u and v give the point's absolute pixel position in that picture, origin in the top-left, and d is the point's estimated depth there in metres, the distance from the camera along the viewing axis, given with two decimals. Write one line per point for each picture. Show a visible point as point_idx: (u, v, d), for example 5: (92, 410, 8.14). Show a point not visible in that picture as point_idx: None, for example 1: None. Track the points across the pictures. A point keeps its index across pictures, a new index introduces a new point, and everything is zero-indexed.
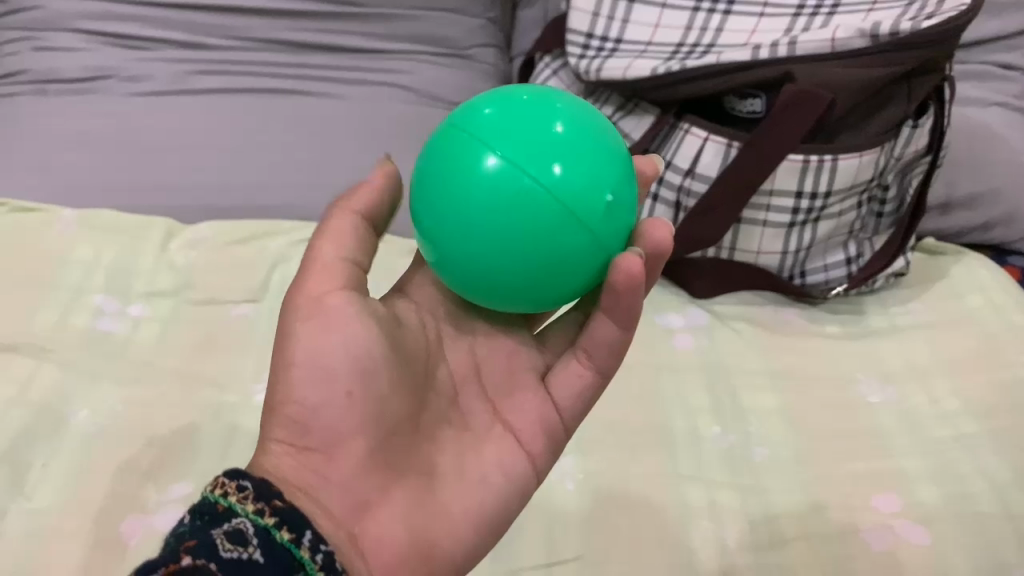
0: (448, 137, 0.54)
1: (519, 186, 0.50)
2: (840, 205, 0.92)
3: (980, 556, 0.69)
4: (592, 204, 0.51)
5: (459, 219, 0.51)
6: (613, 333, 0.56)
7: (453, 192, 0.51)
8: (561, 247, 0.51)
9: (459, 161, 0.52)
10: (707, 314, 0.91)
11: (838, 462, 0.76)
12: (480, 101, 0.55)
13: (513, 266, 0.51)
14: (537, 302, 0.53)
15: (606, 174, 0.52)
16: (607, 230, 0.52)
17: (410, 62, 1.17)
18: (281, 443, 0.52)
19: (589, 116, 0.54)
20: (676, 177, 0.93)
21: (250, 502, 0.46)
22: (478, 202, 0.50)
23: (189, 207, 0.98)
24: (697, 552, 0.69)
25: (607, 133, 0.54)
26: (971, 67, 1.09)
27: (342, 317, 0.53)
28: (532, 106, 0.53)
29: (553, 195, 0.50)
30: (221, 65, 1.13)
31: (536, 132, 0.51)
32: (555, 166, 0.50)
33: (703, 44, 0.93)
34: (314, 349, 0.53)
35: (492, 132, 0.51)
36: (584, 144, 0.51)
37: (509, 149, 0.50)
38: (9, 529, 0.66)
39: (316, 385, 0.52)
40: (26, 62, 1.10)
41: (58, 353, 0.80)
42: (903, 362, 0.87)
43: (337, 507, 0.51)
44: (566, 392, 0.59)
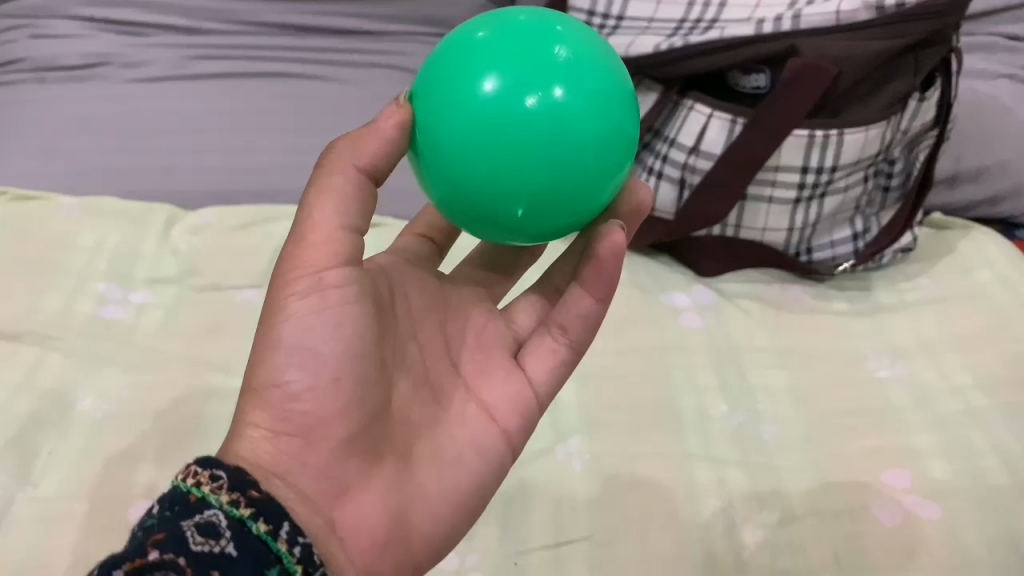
0: (441, 62, 0.53)
1: (518, 109, 0.49)
2: (846, 179, 0.91)
3: (990, 528, 0.69)
4: (593, 127, 0.50)
5: (450, 142, 0.51)
6: (589, 305, 0.57)
7: (450, 115, 0.51)
8: (562, 171, 0.50)
9: (456, 84, 0.51)
10: (714, 294, 0.91)
11: (849, 438, 0.76)
12: (475, 26, 0.54)
13: (511, 191, 0.50)
14: (535, 229, 0.53)
15: (607, 98, 0.51)
16: (609, 155, 0.51)
17: (410, 44, 1.17)
18: (260, 430, 0.51)
19: (591, 41, 0.53)
20: (681, 154, 0.92)
21: (224, 492, 0.46)
22: (474, 126, 0.50)
23: (193, 192, 0.98)
24: (706, 529, 0.69)
25: (607, 56, 0.53)
26: (978, 39, 1.08)
27: (332, 298, 0.52)
28: (529, 30, 0.52)
29: (553, 119, 0.49)
30: (220, 49, 1.13)
31: (535, 55, 0.50)
32: (556, 88, 0.49)
33: (706, 19, 0.92)
34: (301, 328, 0.52)
35: (489, 56, 0.50)
36: (583, 66, 0.51)
37: (506, 71, 0.50)
38: (18, 516, 0.66)
39: (302, 367, 0.52)
40: (23, 49, 1.09)
41: (60, 340, 0.79)
42: (912, 335, 0.86)
43: (315, 491, 0.51)
44: (541, 368, 0.59)
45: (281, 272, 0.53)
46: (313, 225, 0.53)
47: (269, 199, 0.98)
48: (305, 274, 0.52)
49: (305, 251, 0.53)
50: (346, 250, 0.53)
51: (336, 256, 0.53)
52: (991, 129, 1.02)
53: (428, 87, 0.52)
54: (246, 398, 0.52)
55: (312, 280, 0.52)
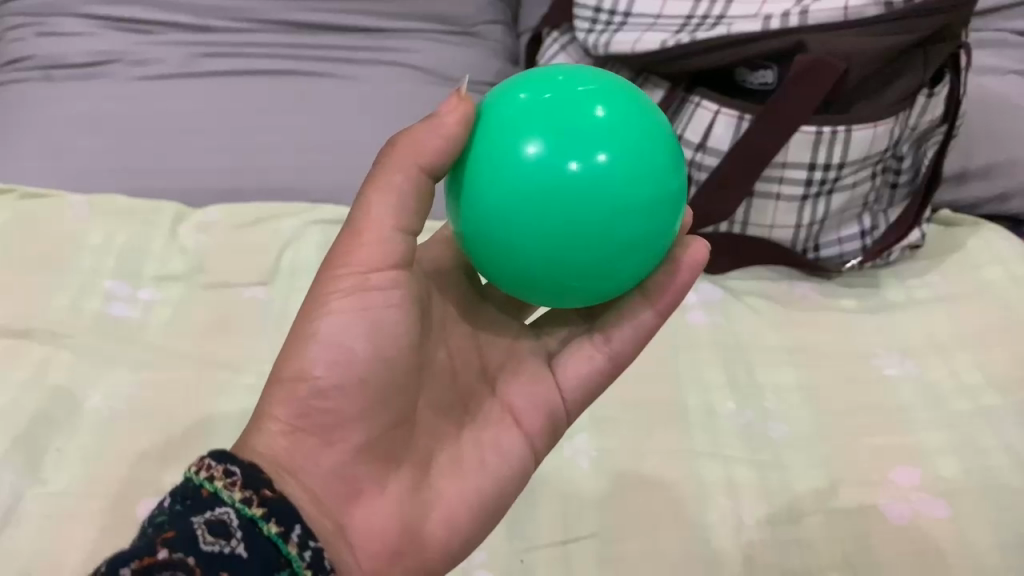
0: (481, 125, 0.53)
1: (562, 176, 0.49)
2: (854, 176, 0.91)
3: (1000, 528, 0.68)
4: (638, 190, 0.50)
5: (494, 211, 0.51)
6: (648, 314, 0.58)
7: (492, 182, 0.51)
8: (608, 236, 0.50)
9: (498, 149, 0.51)
10: (721, 290, 0.90)
11: (858, 437, 0.75)
12: (515, 85, 0.54)
13: (558, 259, 0.51)
14: (583, 296, 0.53)
15: (654, 159, 0.51)
16: (656, 217, 0.52)
17: (418, 41, 1.16)
18: (279, 424, 0.52)
19: (630, 96, 0.54)
20: (688, 150, 0.92)
21: (237, 489, 0.46)
22: (519, 195, 0.50)
23: (200, 190, 0.98)
24: (714, 528, 0.68)
25: (650, 114, 0.54)
26: (988, 35, 1.07)
27: (375, 300, 0.54)
28: (569, 91, 0.52)
29: (598, 184, 0.50)
30: (227, 46, 1.13)
31: (577, 118, 0.50)
32: (600, 153, 0.50)
33: (713, 15, 0.91)
34: (338, 325, 0.53)
35: (530, 120, 0.51)
36: (626, 127, 0.51)
37: (549, 136, 0.50)
38: (26, 513, 0.66)
39: (332, 364, 0.52)
40: (31, 47, 1.10)
41: (68, 337, 0.79)
42: (922, 335, 0.86)
43: (324, 491, 0.51)
44: (572, 375, 0.59)
45: (330, 271, 0.55)
46: (369, 223, 0.54)
47: (277, 198, 0.99)
48: (352, 273, 0.54)
49: (361, 251, 0.54)
50: (399, 253, 0.55)
51: (388, 259, 0.54)
52: (1001, 125, 1.02)
53: (470, 151, 0.53)
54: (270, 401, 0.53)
55: (358, 280, 0.54)
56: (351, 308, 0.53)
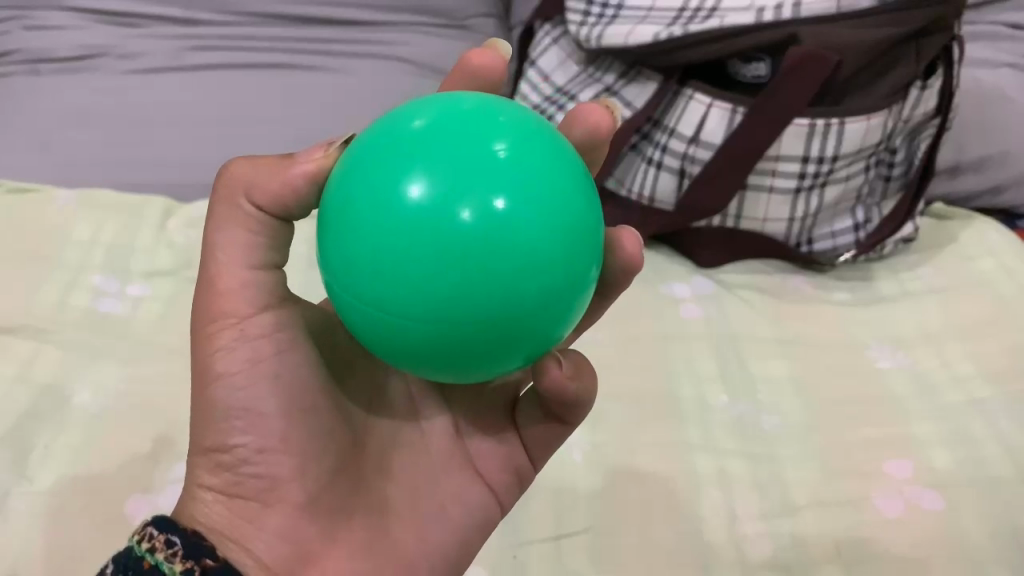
0: (362, 159, 0.48)
1: (453, 223, 0.44)
2: (848, 169, 0.91)
3: (992, 519, 0.68)
4: (539, 242, 0.45)
5: (376, 263, 0.45)
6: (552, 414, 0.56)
7: (374, 228, 0.45)
8: (511, 293, 0.45)
9: (380, 189, 0.46)
10: (714, 284, 0.90)
11: (850, 428, 0.75)
12: (407, 111, 0.49)
13: (443, 317, 0.45)
14: (474, 364, 0.48)
15: (562, 204, 0.47)
16: (566, 272, 0.47)
17: (408, 34, 1.16)
18: (212, 492, 0.52)
19: (537, 131, 0.49)
20: (680, 144, 0.91)
21: (178, 560, 0.47)
22: (404, 244, 0.45)
23: (187, 184, 0.97)
24: (707, 521, 0.68)
25: (557, 151, 0.49)
26: (979, 29, 1.08)
27: (264, 347, 0.53)
28: (466, 125, 0.47)
29: (493, 235, 0.44)
30: (216, 40, 1.12)
31: (473, 158, 0.45)
32: (499, 197, 0.45)
33: (706, 7, 0.89)
34: (238, 387, 0.52)
35: (419, 159, 0.46)
36: (529, 167, 0.46)
37: (439, 178, 0.45)
38: (11, 512, 0.65)
39: (247, 429, 0.52)
40: (17, 40, 1.09)
41: (56, 334, 0.79)
42: (913, 326, 0.86)
43: (271, 558, 0.51)
44: (536, 440, 0.60)
45: (200, 325, 0.53)
46: (221, 267, 0.52)
47: None
48: (228, 326, 0.52)
49: (221, 300, 0.52)
50: (265, 292, 0.53)
51: (254, 302, 0.52)
52: (992, 118, 1.01)
53: (348, 188, 0.47)
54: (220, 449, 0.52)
55: (236, 332, 0.52)
56: (239, 363, 0.52)
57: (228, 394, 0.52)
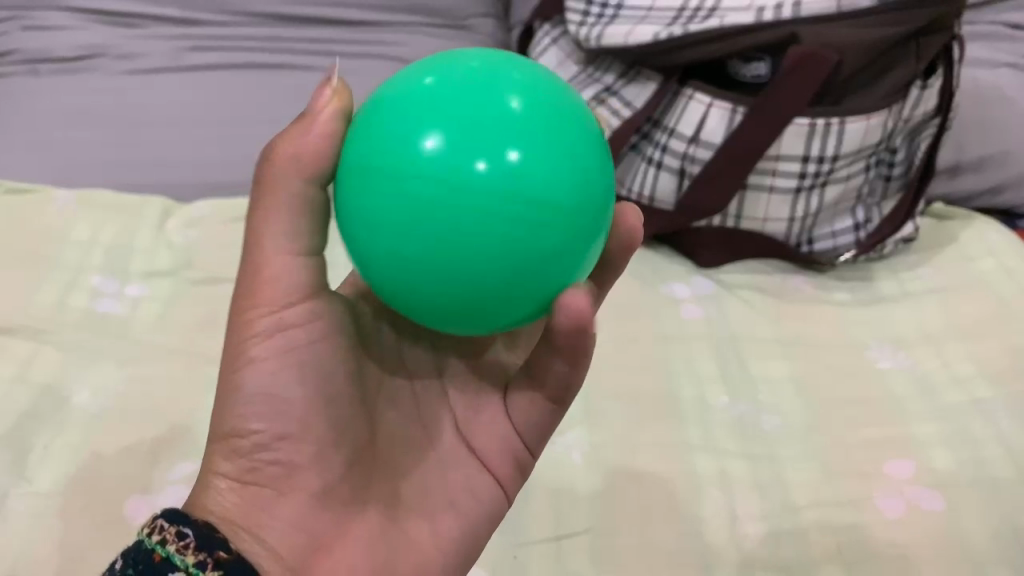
0: (380, 115, 0.49)
1: (467, 173, 0.45)
2: (848, 169, 0.91)
3: (993, 519, 0.68)
4: (550, 194, 0.46)
5: (393, 215, 0.47)
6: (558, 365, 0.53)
7: (391, 182, 0.47)
8: (525, 244, 0.46)
9: (395, 142, 0.47)
10: (715, 284, 0.90)
11: (851, 429, 0.75)
12: (422, 70, 0.50)
13: (457, 266, 0.46)
14: (489, 316, 0.48)
15: (574, 158, 0.48)
16: (580, 223, 0.47)
17: (407, 33, 1.16)
18: (226, 480, 0.52)
19: (550, 87, 0.50)
20: (680, 144, 0.91)
21: (190, 552, 0.47)
22: (421, 196, 0.46)
23: (186, 185, 0.97)
24: (708, 522, 0.68)
25: (570, 105, 0.50)
26: (979, 28, 1.08)
27: (295, 336, 0.52)
28: (480, 81, 0.48)
29: (505, 186, 0.45)
30: (215, 41, 1.12)
31: (487, 113, 0.46)
32: (513, 149, 0.46)
33: (706, 7, 0.89)
34: (263, 373, 0.52)
35: (434, 113, 0.47)
36: (542, 121, 0.47)
37: (452, 132, 0.46)
38: (9, 514, 0.65)
39: (267, 417, 0.51)
40: (15, 40, 1.09)
41: (54, 334, 0.78)
42: (914, 326, 0.85)
43: (284, 546, 0.51)
44: (524, 416, 0.59)
45: (238, 312, 0.52)
46: (262, 255, 0.52)
47: None
48: (265, 313, 0.52)
49: (262, 287, 0.52)
50: (303, 281, 0.52)
51: (292, 291, 0.52)
52: (993, 117, 1.01)
53: (365, 144, 0.49)
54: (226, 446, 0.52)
55: (273, 318, 0.52)
56: (270, 349, 0.52)
57: (243, 381, 0.52)
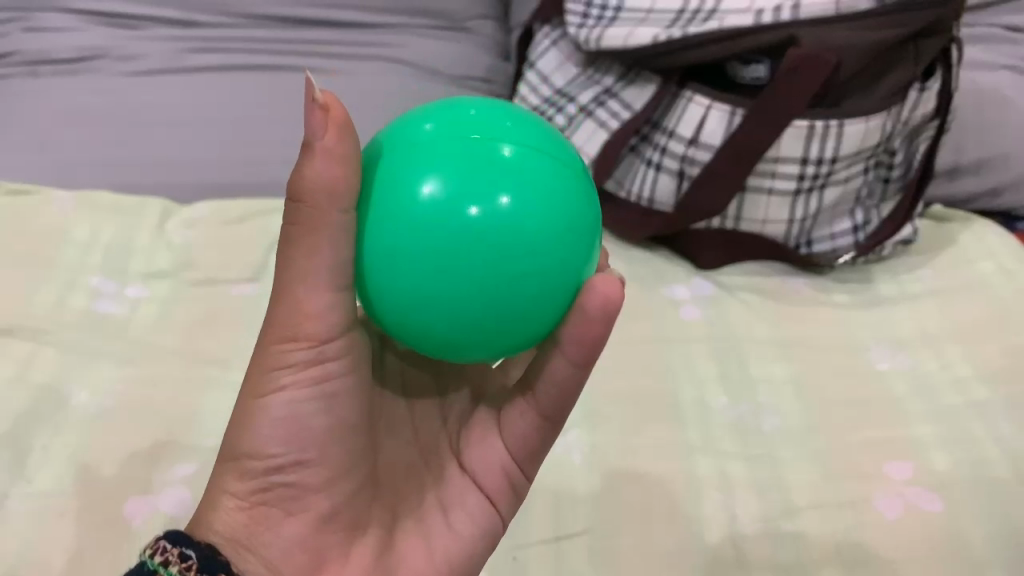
0: (380, 160, 0.51)
1: (460, 218, 0.47)
2: (847, 170, 0.91)
3: (992, 520, 0.68)
4: (539, 235, 0.48)
5: (390, 256, 0.49)
6: (566, 367, 0.52)
7: (388, 224, 0.49)
8: (516, 284, 0.48)
9: (394, 185, 0.49)
10: (714, 286, 0.90)
11: (851, 429, 0.75)
12: (420, 115, 0.53)
13: (453, 303, 0.48)
14: (485, 349, 0.51)
15: (563, 201, 0.50)
16: (568, 264, 0.49)
17: (407, 35, 1.16)
18: (234, 499, 0.52)
19: (541, 132, 0.52)
20: (678, 146, 0.91)
21: (192, 573, 0.47)
22: (416, 239, 0.48)
23: (187, 185, 0.97)
24: (707, 523, 0.68)
25: (560, 151, 0.52)
26: (978, 32, 1.08)
27: (331, 370, 0.51)
28: (474, 128, 0.50)
29: (496, 231, 0.47)
30: (215, 42, 1.12)
31: (480, 159, 0.49)
32: (504, 195, 0.48)
33: (706, 8, 0.90)
34: (291, 402, 0.51)
35: (430, 160, 0.49)
36: (533, 166, 0.49)
37: (448, 176, 0.48)
38: (9, 513, 0.65)
39: (287, 442, 0.51)
40: (16, 41, 1.09)
41: (54, 334, 0.78)
42: (913, 328, 0.86)
43: (285, 564, 0.52)
44: (513, 434, 0.57)
45: (274, 341, 0.51)
46: (305, 290, 0.49)
47: (265, 193, 0.98)
48: (303, 347, 0.50)
49: (303, 323, 0.50)
50: (343, 316, 0.51)
51: (330, 331, 0.50)
52: (991, 121, 1.01)
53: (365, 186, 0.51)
54: (230, 462, 0.52)
55: (311, 352, 0.50)
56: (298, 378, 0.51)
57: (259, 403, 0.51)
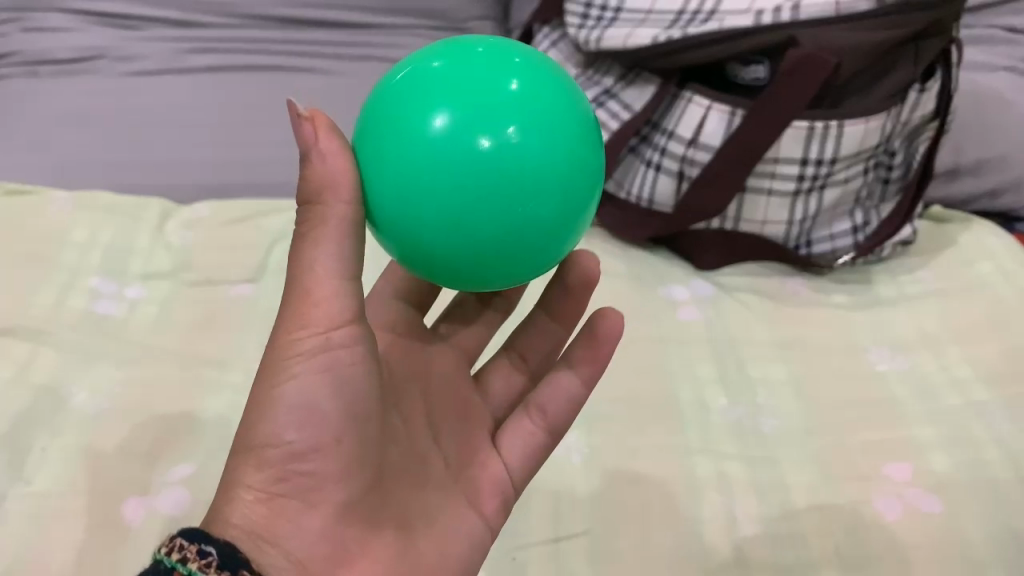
0: (390, 94, 0.51)
1: (469, 149, 0.48)
2: (846, 171, 0.91)
3: (993, 522, 0.68)
4: (546, 168, 0.49)
5: (400, 186, 0.49)
6: (576, 385, 0.63)
7: (398, 156, 0.49)
8: (523, 215, 0.49)
9: (405, 116, 0.49)
10: (713, 288, 0.90)
11: (851, 431, 0.75)
12: (429, 51, 0.52)
13: (459, 233, 0.49)
14: (489, 277, 0.51)
15: (570, 137, 0.50)
16: (572, 196, 0.50)
17: (406, 36, 1.16)
18: (253, 492, 0.50)
19: (548, 69, 0.52)
20: (678, 147, 0.91)
21: (213, 570, 0.46)
22: (426, 169, 0.48)
23: (186, 185, 0.97)
24: (706, 525, 0.68)
25: (567, 87, 0.52)
26: (976, 33, 1.09)
27: (342, 358, 0.50)
28: (483, 62, 0.50)
29: (504, 163, 0.48)
30: (215, 43, 1.12)
31: (489, 92, 0.48)
32: (513, 128, 0.48)
33: (706, 10, 0.90)
34: (303, 390, 0.50)
35: (439, 93, 0.49)
36: (541, 102, 0.49)
37: (460, 110, 0.48)
38: (9, 513, 0.65)
39: (302, 428, 0.50)
40: (15, 42, 1.09)
41: (54, 334, 0.78)
42: (914, 328, 0.86)
43: (306, 557, 0.51)
44: (516, 454, 0.62)
45: (283, 327, 0.50)
46: (315, 277, 0.49)
47: (268, 192, 0.98)
48: (315, 333, 0.49)
49: (311, 310, 0.49)
50: (352, 306, 0.50)
51: (341, 314, 0.50)
52: (990, 122, 1.01)
53: (375, 120, 0.51)
54: (236, 459, 0.51)
55: (320, 339, 0.50)
56: (313, 366, 0.50)
57: (275, 392, 0.50)
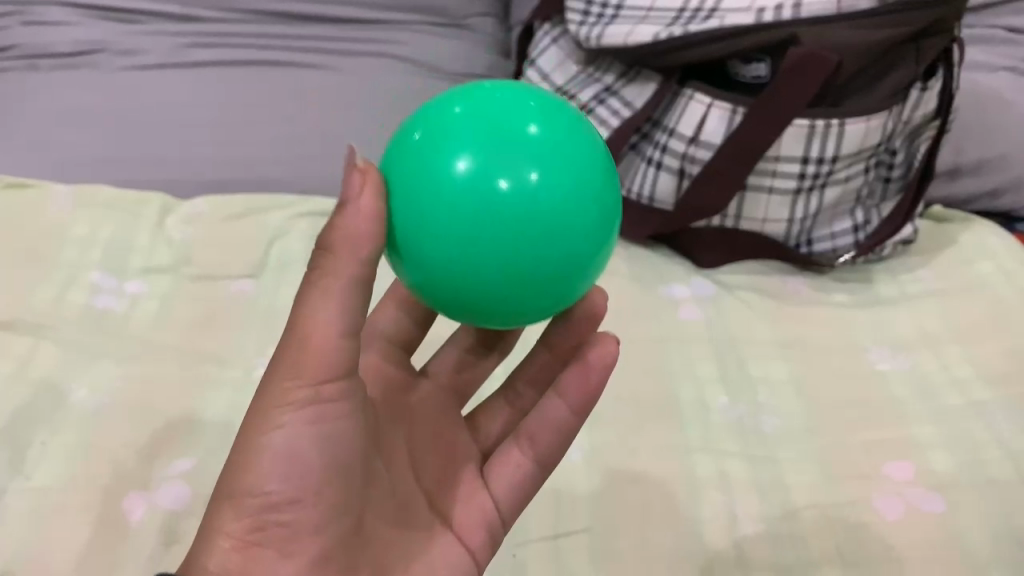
0: (410, 138, 0.51)
1: (490, 193, 0.48)
2: (847, 170, 0.91)
3: (994, 521, 0.68)
4: (566, 213, 0.49)
5: (420, 229, 0.49)
6: (564, 411, 0.60)
7: (417, 200, 0.49)
8: (543, 260, 0.49)
9: (425, 160, 0.49)
10: (712, 285, 0.90)
11: (851, 430, 0.75)
12: (449, 96, 0.53)
13: (479, 277, 0.49)
14: (506, 320, 0.51)
15: (589, 180, 0.50)
16: (591, 240, 0.50)
17: (406, 33, 1.16)
18: (230, 539, 0.50)
19: (567, 112, 0.52)
20: (680, 145, 0.91)
21: None
22: (446, 213, 0.48)
23: (186, 181, 0.96)
24: (707, 526, 0.67)
25: (585, 129, 0.52)
26: (976, 32, 1.09)
27: (329, 414, 0.51)
28: (503, 106, 0.50)
29: (525, 207, 0.48)
30: (215, 38, 1.12)
31: (510, 136, 0.49)
32: (533, 171, 0.48)
33: (706, 7, 0.89)
34: (289, 440, 0.50)
35: (460, 137, 0.49)
36: (561, 146, 0.49)
37: (480, 153, 0.48)
38: (10, 507, 0.65)
39: (285, 478, 0.50)
40: (16, 36, 1.09)
41: (54, 330, 0.78)
42: (913, 327, 0.86)
43: None
44: (505, 488, 0.60)
45: (273, 379, 0.50)
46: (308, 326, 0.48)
47: (268, 190, 0.97)
48: (304, 385, 0.49)
49: (301, 360, 0.49)
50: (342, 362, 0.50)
51: (328, 370, 0.49)
52: (991, 123, 1.01)
53: (395, 165, 0.51)
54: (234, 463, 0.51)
55: (309, 392, 0.50)
56: (299, 418, 0.50)
57: (260, 440, 0.50)
